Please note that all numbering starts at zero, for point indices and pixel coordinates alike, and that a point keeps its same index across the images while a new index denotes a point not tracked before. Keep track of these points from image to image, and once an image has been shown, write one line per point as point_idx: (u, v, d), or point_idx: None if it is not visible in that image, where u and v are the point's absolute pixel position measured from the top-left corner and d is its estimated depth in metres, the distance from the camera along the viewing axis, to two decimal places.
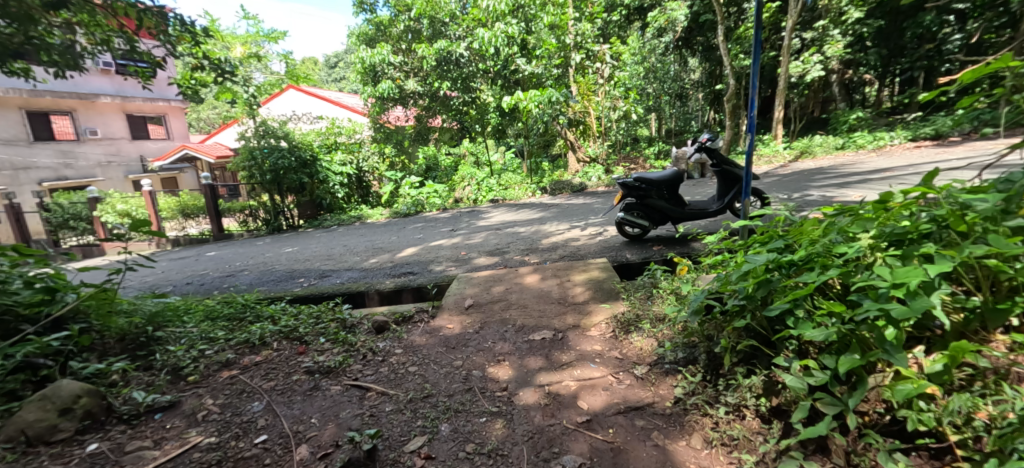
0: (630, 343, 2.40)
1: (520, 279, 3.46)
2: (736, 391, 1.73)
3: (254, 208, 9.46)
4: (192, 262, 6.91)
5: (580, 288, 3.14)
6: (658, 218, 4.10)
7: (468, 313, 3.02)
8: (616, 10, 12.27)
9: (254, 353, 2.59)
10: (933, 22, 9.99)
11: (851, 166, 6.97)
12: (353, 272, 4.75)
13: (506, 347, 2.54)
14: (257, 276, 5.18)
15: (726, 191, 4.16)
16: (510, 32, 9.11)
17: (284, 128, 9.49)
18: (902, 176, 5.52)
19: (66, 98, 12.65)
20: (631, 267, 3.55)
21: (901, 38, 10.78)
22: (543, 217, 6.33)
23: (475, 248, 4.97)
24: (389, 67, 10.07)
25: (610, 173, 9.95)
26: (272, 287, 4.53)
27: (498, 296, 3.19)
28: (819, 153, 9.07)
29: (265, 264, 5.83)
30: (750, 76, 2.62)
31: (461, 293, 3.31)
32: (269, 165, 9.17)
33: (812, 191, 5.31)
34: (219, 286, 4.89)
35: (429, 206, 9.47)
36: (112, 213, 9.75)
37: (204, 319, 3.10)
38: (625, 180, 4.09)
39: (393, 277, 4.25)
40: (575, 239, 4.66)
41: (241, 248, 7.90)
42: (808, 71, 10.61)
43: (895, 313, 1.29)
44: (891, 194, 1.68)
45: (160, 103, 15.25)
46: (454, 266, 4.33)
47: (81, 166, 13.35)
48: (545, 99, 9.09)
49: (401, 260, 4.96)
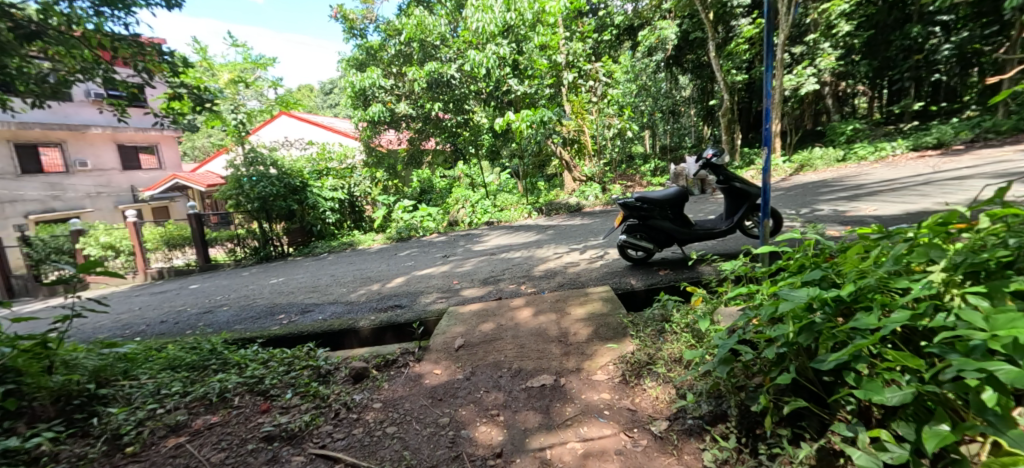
0: (643, 390, 2.10)
1: (514, 313, 3.15)
2: (781, 462, 1.41)
3: (243, 236, 9.19)
4: (172, 298, 6.60)
5: (581, 324, 2.82)
6: (663, 240, 3.80)
7: (457, 356, 2.70)
8: (607, 30, 12.19)
9: (210, 413, 2.27)
10: (919, 34, 9.98)
11: (855, 177, 6.74)
12: (337, 305, 4.43)
13: (500, 398, 2.25)
14: (235, 312, 4.85)
15: (735, 210, 3.82)
16: (501, 53, 8.94)
17: (273, 155, 9.37)
18: (913, 186, 5.28)
19: (55, 130, 12.50)
20: (636, 297, 3.28)
21: (888, 50, 10.82)
22: (540, 239, 6.05)
23: (467, 276, 4.67)
24: (380, 91, 9.92)
25: (607, 191, 9.68)
26: (249, 325, 4.20)
27: (491, 335, 2.87)
28: (821, 166, 8.82)
29: (247, 298, 5.51)
30: (765, 83, 2.33)
31: (449, 332, 3.00)
32: (256, 193, 8.91)
33: (821, 205, 5.05)
34: (193, 326, 4.56)
35: (422, 230, 9.18)
36: (95, 245, 9.48)
37: (163, 369, 2.81)
38: (626, 200, 3.81)
39: (378, 311, 3.96)
40: (574, 264, 4.37)
41: (225, 280, 7.58)
42: (802, 85, 10.40)
43: (1004, 377, 0.98)
44: (954, 215, 1.39)
45: (151, 133, 15.13)
46: (444, 298, 4.02)
47: (70, 198, 13.13)
48: (538, 119, 8.75)
49: (389, 291, 4.64)
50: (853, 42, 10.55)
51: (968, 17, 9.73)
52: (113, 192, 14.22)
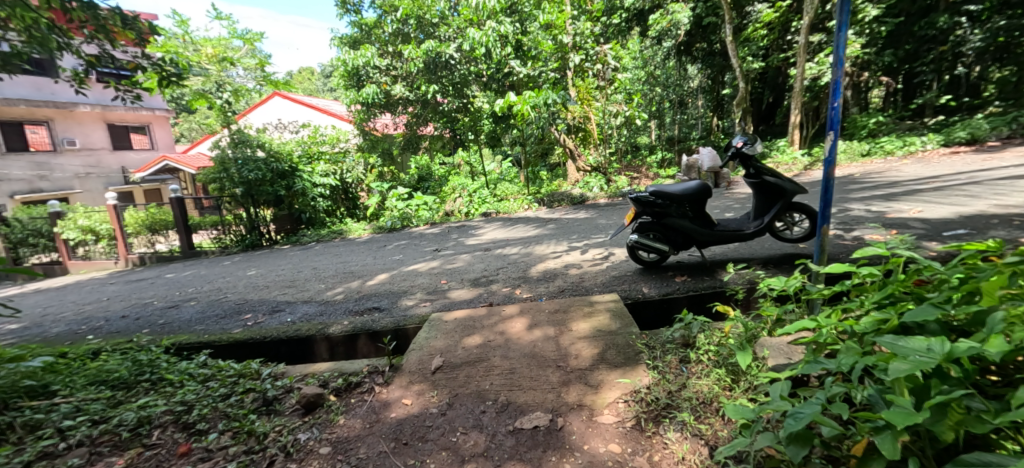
0: (664, 444, 1.65)
1: (504, 325, 2.67)
2: None
3: (228, 222, 8.74)
4: (144, 288, 6.17)
5: (584, 343, 2.32)
6: (680, 241, 3.33)
7: (433, 382, 2.22)
8: (616, 13, 11.48)
9: (116, 455, 1.84)
10: (946, 24, 9.43)
11: (883, 174, 6.20)
12: (310, 305, 3.96)
13: (480, 444, 1.77)
14: (201, 309, 4.37)
15: (766, 209, 3.29)
16: (502, 31, 8.49)
17: (261, 137, 8.84)
18: (957, 186, 4.75)
19: (41, 108, 11.97)
20: (649, 312, 2.84)
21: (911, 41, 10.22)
22: (540, 234, 5.58)
23: (457, 275, 4.19)
24: (375, 71, 9.42)
25: (612, 183, 9.13)
26: (210, 326, 3.74)
27: (476, 355, 2.37)
28: (842, 160, 8.25)
29: (218, 292, 5.04)
30: (837, 48, 1.76)
31: (426, 348, 2.52)
32: (240, 178, 8.41)
33: (855, 203, 4.53)
34: (151, 325, 4.12)
35: (416, 219, 8.67)
36: (75, 229, 9.08)
37: (83, 388, 2.38)
38: (638, 195, 3.34)
39: (353, 315, 3.49)
40: (577, 265, 3.89)
41: (205, 269, 7.14)
42: (824, 73, 9.78)
43: None
44: None
45: (143, 112, 14.66)
46: (428, 300, 3.55)
47: (57, 178, 12.61)
48: (542, 101, 8.17)
49: (369, 289, 4.17)
50: (879, 30, 9.93)
51: (995, 8, 9.22)
52: (102, 173, 13.78)
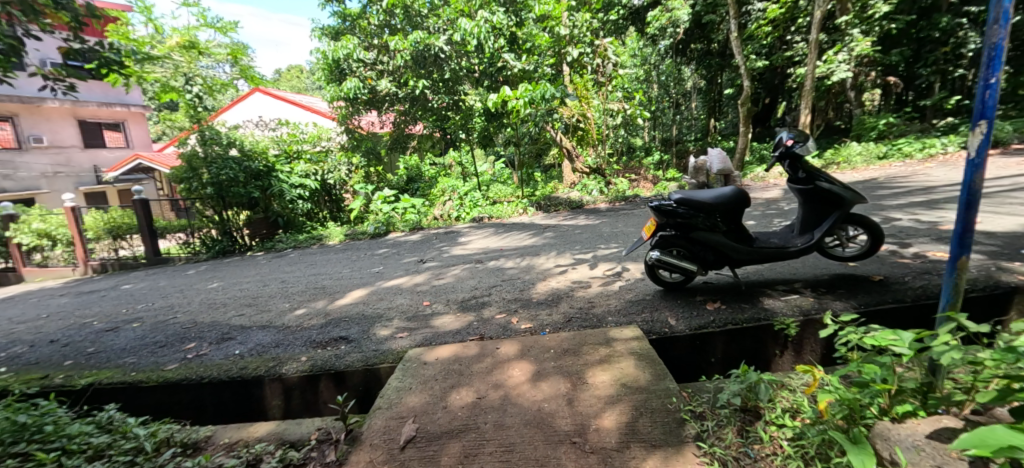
0: None
1: (501, 373, 2.06)
2: None
3: (197, 227, 8.01)
4: (93, 302, 5.49)
5: (608, 408, 1.72)
6: (711, 260, 2.75)
7: (402, 464, 1.61)
8: (614, 9, 10.70)
9: None
10: (949, 26, 9.03)
11: (910, 178, 5.70)
12: (267, 331, 3.33)
13: None
14: (140, 335, 3.70)
15: (817, 222, 2.73)
16: (495, 21, 7.88)
17: (232, 134, 8.09)
18: (1007, 192, 4.23)
19: (4, 102, 11.17)
20: (677, 349, 2.29)
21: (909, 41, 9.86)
22: (539, 243, 4.99)
23: (443, 295, 3.58)
24: (358, 65, 8.80)
25: (611, 185, 8.61)
26: (141, 359, 3.10)
27: (463, 422, 1.76)
28: (858, 163, 7.75)
29: (169, 311, 4.39)
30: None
31: (399, 406, 1.91)
32: (209, 177, 7.71)
33: (896, 212, 3.97)
34: (74, 354, 3.46)
35: (402, 223, 8.01)
36: (30, 233, 8.32)
37: None
38: (661, 203, 2.76)
39: (314, 347, 2.87)
40: (585, 284, 3.30)
41: (168, 279, 6.45)
42: (833, 72, 9.28)
43: None
44: None
45: (116, 109, 13.84)
46: (407, 329, 2.94)
47: (22, 177, 11.84)
48: (539, 96, 7.55)
49: (339, 311, 3.55)
50: (890, 28, 9.34)
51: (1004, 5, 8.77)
52: (71, 172, 12.95)
